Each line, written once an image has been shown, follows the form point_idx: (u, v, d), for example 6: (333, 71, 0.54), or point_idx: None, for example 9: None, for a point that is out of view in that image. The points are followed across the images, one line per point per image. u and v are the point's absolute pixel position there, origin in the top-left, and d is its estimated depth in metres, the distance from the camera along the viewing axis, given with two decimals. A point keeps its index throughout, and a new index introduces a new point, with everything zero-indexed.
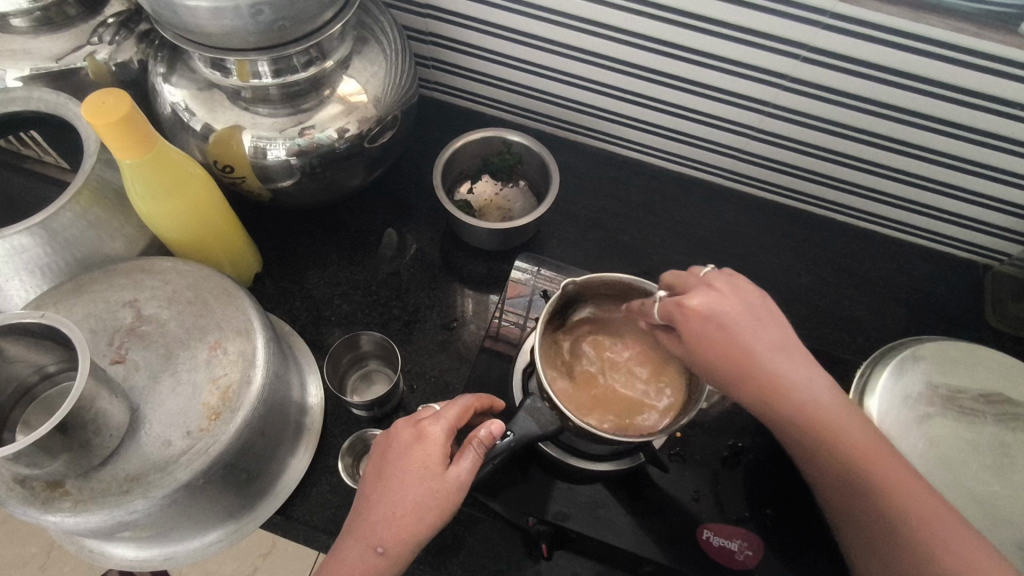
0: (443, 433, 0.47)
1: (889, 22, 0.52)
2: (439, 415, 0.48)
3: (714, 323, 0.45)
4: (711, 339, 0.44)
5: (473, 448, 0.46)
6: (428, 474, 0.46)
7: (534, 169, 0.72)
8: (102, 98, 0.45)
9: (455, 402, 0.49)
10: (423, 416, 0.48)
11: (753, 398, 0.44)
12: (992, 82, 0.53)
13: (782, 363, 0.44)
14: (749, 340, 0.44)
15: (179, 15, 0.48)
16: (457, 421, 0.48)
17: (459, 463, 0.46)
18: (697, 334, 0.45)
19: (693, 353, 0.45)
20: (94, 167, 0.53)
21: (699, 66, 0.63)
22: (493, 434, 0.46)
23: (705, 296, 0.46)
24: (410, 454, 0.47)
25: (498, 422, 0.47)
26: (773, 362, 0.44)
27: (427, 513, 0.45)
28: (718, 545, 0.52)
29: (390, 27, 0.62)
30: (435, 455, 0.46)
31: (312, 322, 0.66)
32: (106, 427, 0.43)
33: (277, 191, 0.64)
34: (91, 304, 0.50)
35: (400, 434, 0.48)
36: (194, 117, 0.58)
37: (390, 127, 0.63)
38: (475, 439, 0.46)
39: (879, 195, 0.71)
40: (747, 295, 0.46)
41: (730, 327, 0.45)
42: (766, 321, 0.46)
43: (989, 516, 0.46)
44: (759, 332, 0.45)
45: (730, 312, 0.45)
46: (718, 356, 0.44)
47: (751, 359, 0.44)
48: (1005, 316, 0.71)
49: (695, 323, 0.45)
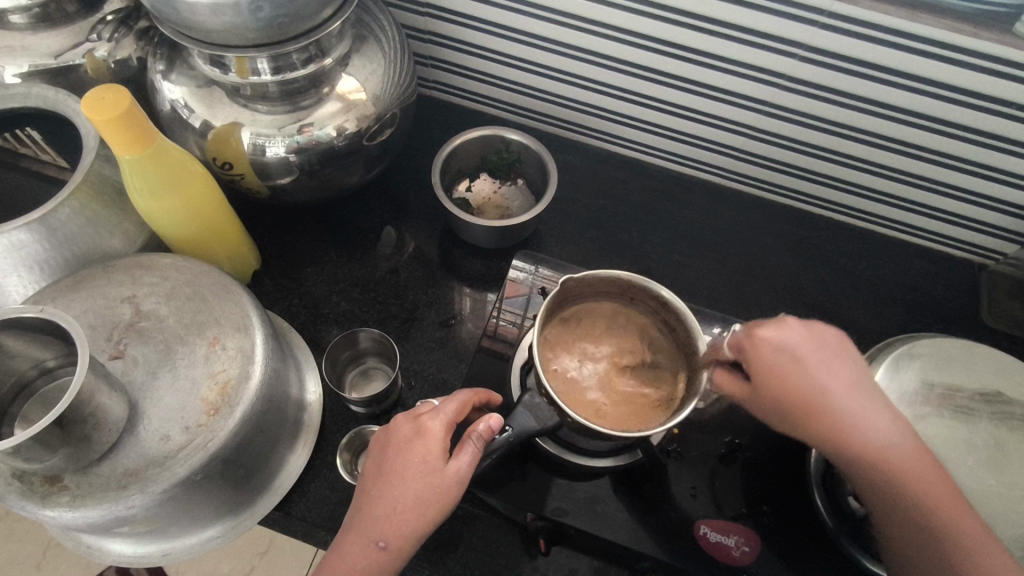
0: (442, 427, 0.47)
1: (886, 21, 0.52)
2: (438, 410, 0.48)
3: (790, 361, 0.43)
4: (784, 379, 0.43)
5: (473, 442, 0.46)
6: (428, 469, 0.46)
7: (533, 168, 0.72)
8: (100, 95, 0.45)
9: (454, 398, 0.49)
10: (422, 411, 0.49)
11: (826, 440, 0.43)
12: (988, 82, 0.54)
13: (855, 404, 0.43)
14: (821, 381, 0.43)
15: (180, 12, 0.48)
16: (456, 416, 0.48)
17: (459, 458, 0.46)
18: (770, 373, 0.44)
19: (762, 390, 0.44)
20: (93, 164, 0.53)
21: (698, 66, 0.63)
22: (491, 428, 0.46)
23: (783, 332, 0.44)
24: (409, 449, 0.47)
25: (496, 416, 0.47)
26: (844, 403, 0.43)
27: (427, 507, 0.45)
28: (714, 541, 0.52)
29: (390, 25, 0.63)
30: (434, 449, 0.46)
31: (311, 319, 0.66)
32: (105, 422, 0.43)
33: (275, 188, 0.64)
34: (89, 300, 0.50)
35: (400, 429, 0.48)
36: (194, 114, 0.58)
37: (389, 125, 0.63)
38: (473, 433, 0.46)
39: (875, 194, 0.72)
40: (823, 330, 0.45)
41: (804, 366, 0.43)
42: (840, 357, 0.44)
43: (984, 511, 0.47)
44: (834, 370, 0.44)
45: (805, 351, 0.44)
46: (792, 398, 0.43)
47: (824, 400, 0.43)
48: (999, 314, 0.71)
49: (771, 359, 0.44)
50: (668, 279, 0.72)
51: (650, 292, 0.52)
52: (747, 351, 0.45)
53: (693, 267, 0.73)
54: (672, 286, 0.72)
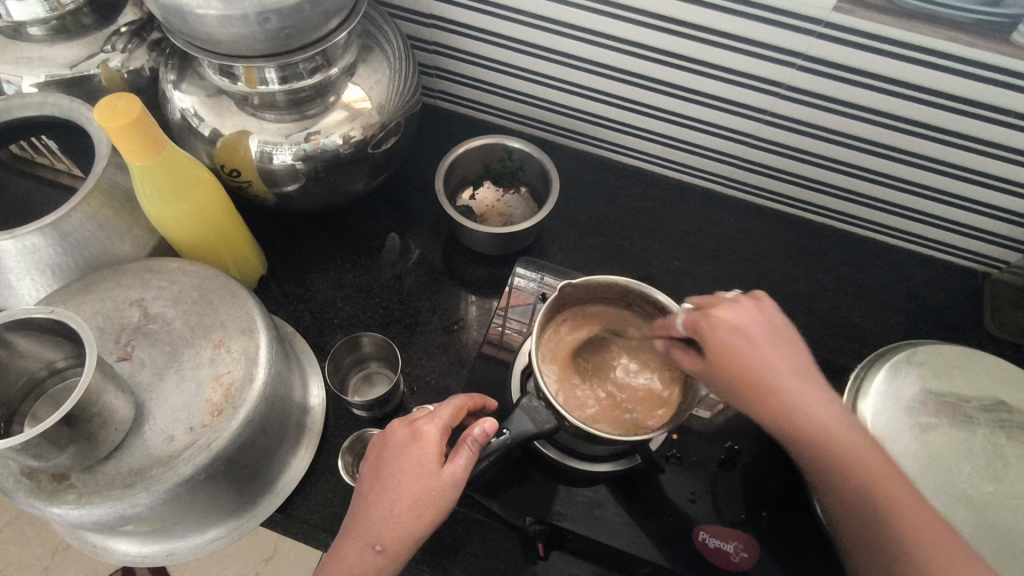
0: (438, 431, 0.48)
1: (880, 30, 0.53)
2: (434, 415, 0.49)
3: (739, 340, 0.44)
4: (731, 358, 0.44)
5: (468, 446, 0.46)
6: (424, 473, 0.46)
7: (536, 176, 0.73)
8: (112, 103, 0.46)
9: (448, 403, 0.50)
10: (418, 415, 0.49)
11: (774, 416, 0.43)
12: (988, 91, 0.54)
13: (796, 387, 0.44)
14: (767, 360, 0.44)
15: (192, 24, 0.50)
16: (452, 420, 0.49)
17: (455, 461, 0.46)
18: (721, 349, 0.44)
19: (714, 368, 0.44)
20: (105, 170, 0.54)
21: (699, 76, 0.64)
22: (486, 431, 0.46)
23: (728, 309, 0.45)
24: (405, 453, 0.47)
25: (491, 420, 0.47)
26: (787, 380, 0.44)
27: (425, 511, 0.46)
28: (714, 547, 0.52)
29: (395, 36, 0.64)
30: (430, 453, 0.47)
31: (315, 325, 0.67)
32: (111, 421, 0.44)
33: (282, 195, 0.65)
34: (99, 303, 0.52)
35: (396, 433, 0.48)
36: (203, 123, 0.60)
37: (393, 133, 0.65)
38: (468, 437, 0.47)
39: (877, 203, 0.72)
40: (772, 312, 0.46)
41: (750, 339, 0.44)
42: (789, 337, 0.46)
43: (986, 518, 0.46)
44: (779, 350, 0.44)
45: (755, 324, 0.45)
46: (742, 372, 0.43)
47: (768, 375, 0.43)
48: (1004, 323, 0.71)
49: (723, 335, 0.44)
50: (670, 287, 0.73)
51: (646, 299, 0.53)
52: (696, 334, 0.46)
53: (695, 274, 0.74)
54: (673, 294, 0.72)
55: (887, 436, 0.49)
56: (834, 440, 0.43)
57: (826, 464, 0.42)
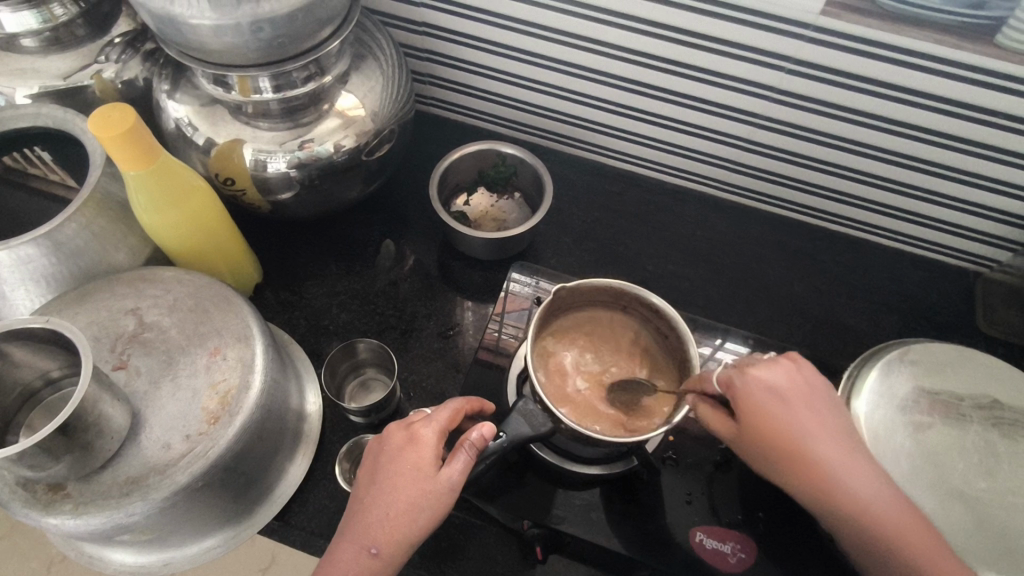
0: (435, 435, 0.48)
1: (866, 33, 0.53)
2: (431, 418, 0.49)
3: (771, 403, 0.44)
4: (765, 425, 0.44)
5: (466, 450, 0.46)
6: (421, 476, 0.46)
7: (529, 181, 0.74)
8: (108, 112, 0.46)
9: (445, 406, 0.50)
10: (415, 419, 0.49)
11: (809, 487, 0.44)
12: (973, 92, 0.55)
13: (835, 456, 0.44)
14: (802, 427, 0.44)
15: (185, 34, 0.50)
16: (449, 424, 0.49)
17: (452, 465, 0.46)
18: (754, 413, 0.44)
19: (746, 432, 0.45)
20: (99, 180, 0.54)
21: (689, 80, 0.65)
22: (484, 437, 0.46)
23: (764, 370, 0.45)
24: (401, 456, 0.47)
25: (489, 424, 0.47)
26: (825, 446, 0.44)
27: (421, 515, 0.46)
28: (711, 548, 0.52)
29: (388, 44, 0.65)
30: (427, 457, 0.47)
31: (311, 332, 0.67)
32: (107, 430, 0.44)
33: (277, 203, 0.65)
34: (94, 312, 0.52)
35: (393, 437, 0.49)
36: (197, 132, 0.60)
37: (387, 140, 0.65)
38: (466, 442, 0.46)
39: (868, 203, 0.72)
40: (807, 370, 0.46)
41: (784, 403, 0.44)
42: (823, 399, 0.46)
43: (980, 514, 0.47)
44: (814, 416, 0.45)
45: (794, 388, 0.45)
46: (774, 439, 0.44)
47: (801, 441, 0.44)
48: (994, 322, 0.71)
49: (760, 398, 0.44)
50: (664, 290, 0.73)
51: (641, 302, 0.53)
52: (729, 392, 0.46)
53: (689, 277, 0.74)
54: (667, 297, 0.73)
55: (881, 434, 0.50)
56: (869, 511, 0.43)
57: (861, 532, 0.43)
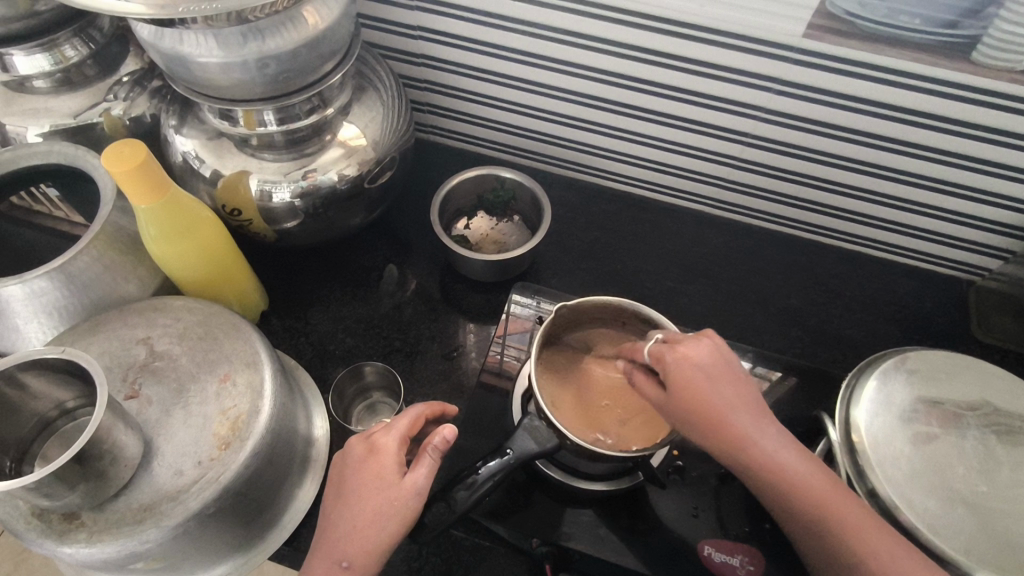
0: (395, 443, 0.50)
1: (846, 53, 0.56)
2: (389, 427, 0.51)
3: (698, 377, 0.46)
4: (687, 395, 0.45)
5: (429, 454, 0.49)
6: (384, 485, 0.48)
7: (527, 204, 0.75)
8: (119, 148, 0.48)
9: (404, 414, 0.52)
10: (375, 430, 0.51)
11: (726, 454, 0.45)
12: (952, 106, 0.57)
13: (747, 424, 0.46)
14: (717, 393, 0.45)
15: (194, 71, 0.52)
16: (408, 431, 0.51)
17: (415, 471, 0.48)
18: (680, 386, 0.46)
19: (671, 401, 0.46)
20: (110, 214, 0.56)
21: (679, 102, 0.67)
22: (445, 440, 0.49)
23: (692, 347, 0.47)
24: (364, 468, 0.49)
25: (450, 427, 0.50)
26: (741, 416, 0.46)
27: (388, 522, 0.47)
28: (720, 561, 0.53)
29: (387, 76, 0.67)
30: (388, 465, 0.49)
31: (317, 357, 0.68)
32: (121, 458, 0.45)
33: (281, 232, 0.67)
34: (106, 343, 0.53)
35: (354, 449, 0.50)
36: (204, 164, 0.62)
37: (388, 167, 0.67)
38: (429, 446, 0.49)
39: (858, 217, 0.74)
40: (728, 350, 0.48)
41: (708, 375, 0.46)
42: (739, 373, 0.47)
43: (983, 518, 0.47)
44: (728, 393, 0.46)
45: (710, 360, 0.46)
46: (691, 405, 0.45)
47: (720, 410, 0.45)
48: (989, 329, 0.73)
49: (685, 372, 0.46)
50: (664, 307, 0.74)
51: (639, 317, 0.55)
52: (660, 365, 0.47)
53: (688, 293, 0.76)
54: (667, 313, 0.74)
55: (881, 441, 0.50)
56: (775, 470, 0.45)
57: (775, 494, 0.45)
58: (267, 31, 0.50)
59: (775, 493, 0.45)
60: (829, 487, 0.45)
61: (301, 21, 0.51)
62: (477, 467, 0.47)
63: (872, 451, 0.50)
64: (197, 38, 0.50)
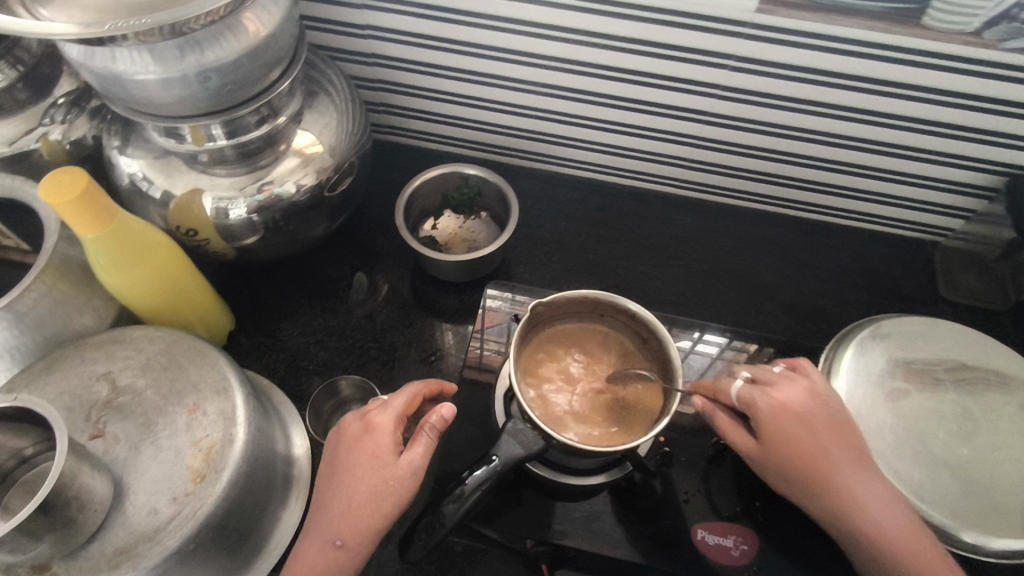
0: (391, 422, 0.50)
1: (800, 26, 0.56)
2: (387, 406, 0.51)
3: (794, 424, 0.46)
4: (786, 440, 0.46)
5: (427, 433, 0.49)
6: (381, 463, 0.48)
7: (494, 200, 0.74)
8: (55, 179, 0.46)
9: (401, 393, 0.52)
10: (371, 408, 0.51)
11: (823, 501, 0.46)
12: (907, 72, 0.57)
13: (849, 474, 0.46)
14: (817, 442, 0.46)
15: (132, 90, 0.50)
16: (405, 410, 0.51)
17: (413, 450, 0.49)
18: (778, 434, 0.46)
19: (769, 447, 0.47)
20: (56, 246, 0.53)
21: (637, 85, 0.66)
22: (444, 418, 0.49)
23: (784, 390, 0.47)
24: (359, 446, 0.49)
25: (449, 406, 0.50)
26: (841, 464, 0.46)
27: (383, 501, 0.47)
28: (713, 543, 0.53)
29: (338, 79, 0.65)
30: (384, 444, 0.48)
31: (291, 373, 0.66)
32: (89, 503, 0.43)
33: (242, 248, 0.64)
34: (64, 382, 0.50)
35: (350, 428, 0.50)
36: (153, 185, 0.59)
37: (347, 174, 0.65)
38: (427, 425, 0.49)
39: (824, 187, 0.75)
40: (827, 394, 0.49)
41: (803, 422, 0.46)
42: (841, 413, 0.48)
43: (963, 478, 0.48)
44: (828, 440, 0.47)
45: (805, 405, 0.47)
46: (790, 452, 0.46)
47: (820, 457, 0.46)
48: (956, 288, 0.74)
49: (779, 417, 0.47)
50: (638, 292, 0.74)
51: (615, 307, 0.54)
52: (752, 410, 0.48)
53: (661, 276, 0.75)
54: (642, 299, 0.73)
55: (862, 413, 0.51)
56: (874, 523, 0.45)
57: (871, 546, 0.45)
58: (205, 42, 0.48)
59: (870, 547, 0.45)
60: (921, 542, 0.44)
61: (240, 30, 0.49)
62: (463, 477, 0.46)
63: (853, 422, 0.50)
64: (130, 55, 0.47)
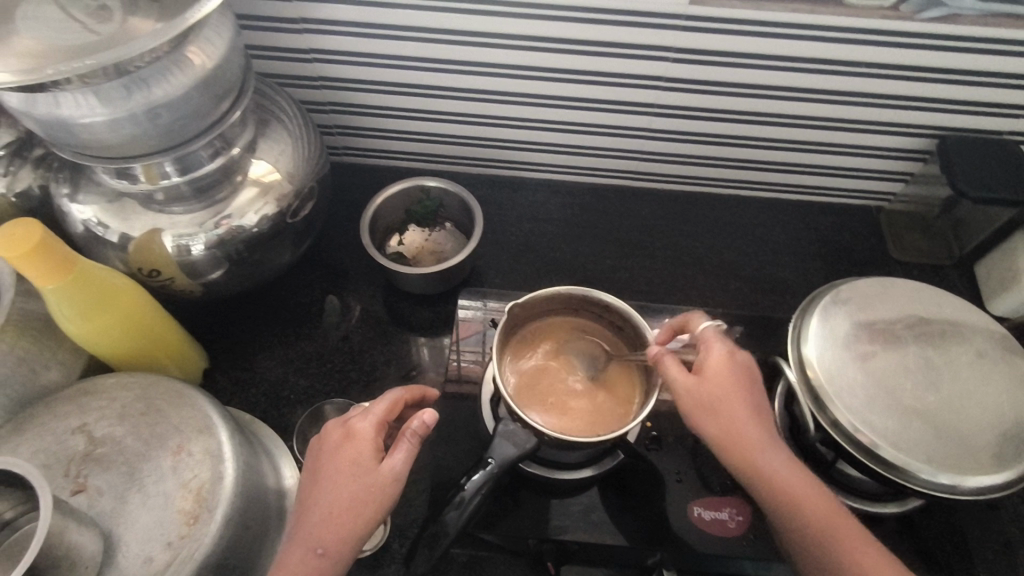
0: (372, 428, 0.49)
1: (732, 13, 0.58)
2: (368, 412, 0.50)
3: (725, 370, 0.49)
4: (716, 383, 0.49)
5: (408, 439, 0.48)
6: (362, 470, 0.47)
7: (457, 210, 0.75)
8: (12, 230, 0.45)
9: (383, 399, 0.51)
10: (351, 415, 0.50)
11: (729, 445, 0.48)
12: (836, 49, 0.61)
13: (755, 426, 0.48)
14: (739, 393, 0.49)
15: (79, 134, 0.49)
16: (386, 415, 0.50)
17: (393, 456, 0.48)
18: (713, 378, 0.49)
19: (701, 387, 0.49)
20: (14, 302, 0.51)
21: (585, 84, 0.68)
22: (425, 423, 0.48)
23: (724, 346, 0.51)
24: (341, 453, 0.48)
25: (430, 412, 0.49)
26: (755, 420, 0.48)
27: (365, 508, 0.47)
28: (710, 519, 0.54)
29: (289, 105, 0.64)
30: (367, 451, 0.48)
31: (271, 406, 0.66)
32: (81, 560, 0.42)
33: (208, 284, 0.63)
34: (39, 440, 0.49)
35: (331, 435, 0.50)
36: (109, 230, 0.58)
37: (308, 198, 0.64)
38: (407, 431, 0.48)
39: (772, 165, 0.78)
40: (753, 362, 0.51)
41: (733, 373, 0.50)
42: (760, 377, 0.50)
43: (933, 424, 0.50)
44: (746, 394, 0.49)
45: (740, 362, 0.50)
46: (713, 396, 0.48)
47: (739, 405, 0.48)
48: (904, 247, 0.78)
49: (714, 364, 0.50)
50: (608, 284, 0.76)
51: (587, 300, 0.55)
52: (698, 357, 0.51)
53: (629, 266, 0.77)
54: (613, 291, 0.75)
55: (834, 373, 0.52)
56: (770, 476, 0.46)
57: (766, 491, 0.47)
58: (151, 79, 0.47)
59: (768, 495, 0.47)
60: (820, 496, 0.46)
61: (186, 64, 0.48)
62: (462, 483, 0.46)
63: (828, 384, 0.52)
64: (74, 98, 0.46)
